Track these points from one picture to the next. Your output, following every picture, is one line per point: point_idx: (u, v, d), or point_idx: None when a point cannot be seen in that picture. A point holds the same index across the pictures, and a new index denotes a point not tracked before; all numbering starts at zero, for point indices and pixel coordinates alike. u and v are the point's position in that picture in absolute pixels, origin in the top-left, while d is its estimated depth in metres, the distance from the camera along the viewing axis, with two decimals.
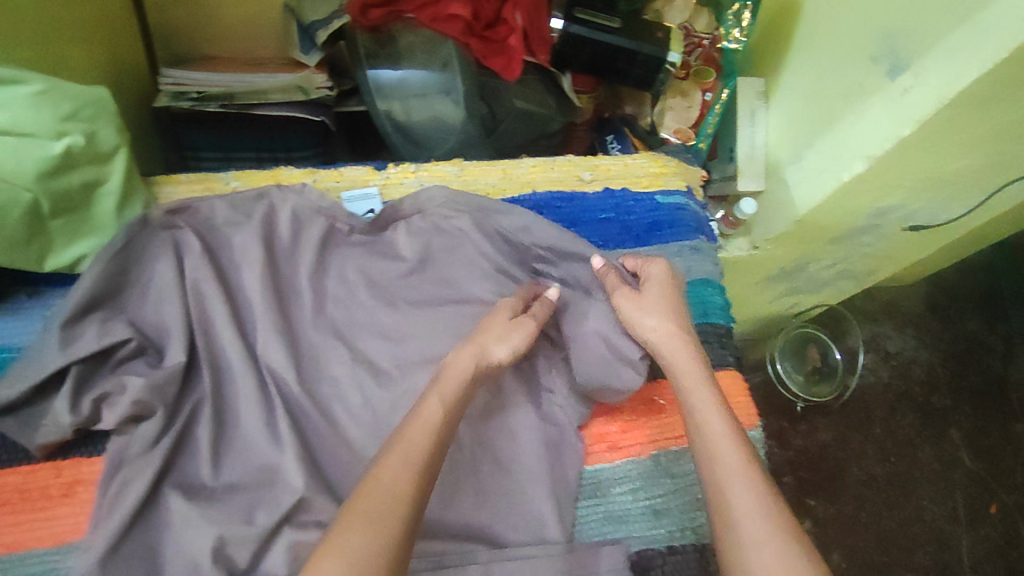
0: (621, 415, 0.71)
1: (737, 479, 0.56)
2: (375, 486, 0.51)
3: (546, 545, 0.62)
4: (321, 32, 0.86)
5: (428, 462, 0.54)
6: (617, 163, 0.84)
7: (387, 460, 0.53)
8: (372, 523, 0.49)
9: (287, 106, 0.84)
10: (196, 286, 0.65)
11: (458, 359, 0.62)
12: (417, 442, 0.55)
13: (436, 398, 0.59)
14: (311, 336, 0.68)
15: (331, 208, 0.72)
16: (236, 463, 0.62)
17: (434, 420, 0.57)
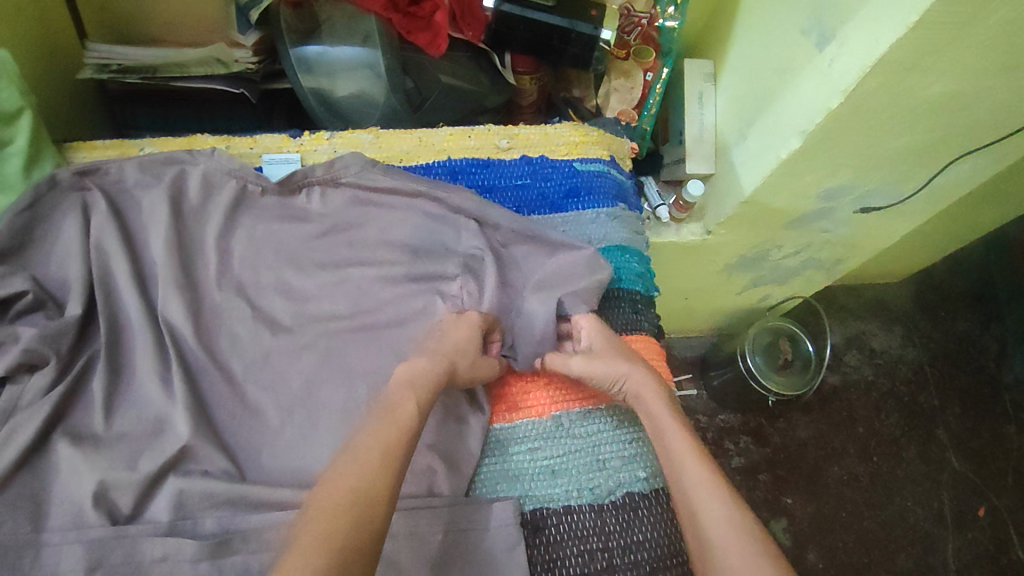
0: (523, 376, 0.74)
1: (708, 492, 0.56)
2: (358, 481, 0.52)
3: (432, 497, 0.62)
4: (253, 11, 0.85)
5: (402, 457, 0.55)
6: (536, 132, 0.87)
7: (364, 456, 0.54)
8: (351, 512, 0.50)
9: (207, 80, 0.87)
10: (100, 243, 0.67)
11: (427, 368, 0.63)
12: (390, 439, 0.56)
13: (411, 397, 0.60)
14: (214, 293, 0.69)
15: (241, 170, 0.73)
16: (129, 413, 0.62)
17: (408, 420, 0.58)
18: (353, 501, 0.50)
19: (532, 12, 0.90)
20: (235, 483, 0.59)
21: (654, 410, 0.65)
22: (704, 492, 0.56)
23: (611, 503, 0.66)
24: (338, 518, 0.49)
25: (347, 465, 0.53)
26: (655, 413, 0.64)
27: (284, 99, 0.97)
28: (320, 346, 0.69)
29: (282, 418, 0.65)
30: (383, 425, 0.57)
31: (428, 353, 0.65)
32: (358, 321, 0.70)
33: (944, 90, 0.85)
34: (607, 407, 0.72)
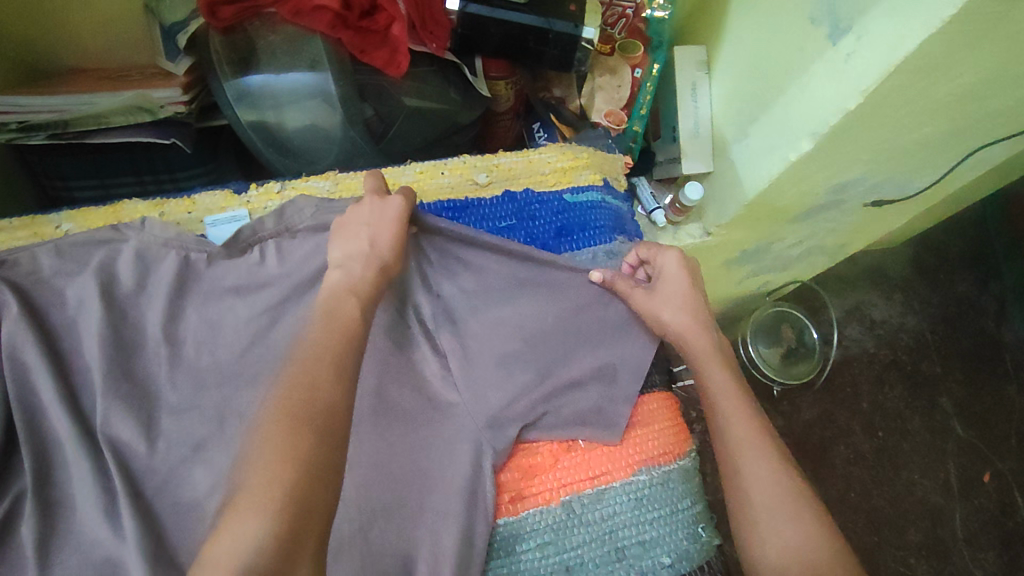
0: (525, 457, 0.64)
1: (755, 456, 0.60)
2: (313, 396, 0.47)
3: None
4: (180, 35, 0.75)
5: (345, 361, 0.50)
6: (519, 160, 0.76)
7: (311, 360, 0.49)
8: (310, 430, 0.45)
9: (131, 130, 0.74)
10: (13, 355, 0.56)
11: (360, 276, 0.58)
12: (334, 343, 0.51)
13: (352, 299, 0.55)
14: (167, 394, 0.59)
15: (180, 238, 0.62)
16: (71, 556, 0.53)
17: (350, 321, 0.53)
18: (311, 414, 0.46)
19: (502, 12, 0.80)
20: None
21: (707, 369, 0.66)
22: (750, 455, 0.60)
23: None
24: (296, 434, 0.45)
25: (298, 375, 0.48)
26: (753, 453, 0.60)
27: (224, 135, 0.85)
28: None
29: None
30: (322, 332, 0.52)
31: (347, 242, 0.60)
32: None
33: (976, 78, 0.75)
34: (622, 483, 0.64)
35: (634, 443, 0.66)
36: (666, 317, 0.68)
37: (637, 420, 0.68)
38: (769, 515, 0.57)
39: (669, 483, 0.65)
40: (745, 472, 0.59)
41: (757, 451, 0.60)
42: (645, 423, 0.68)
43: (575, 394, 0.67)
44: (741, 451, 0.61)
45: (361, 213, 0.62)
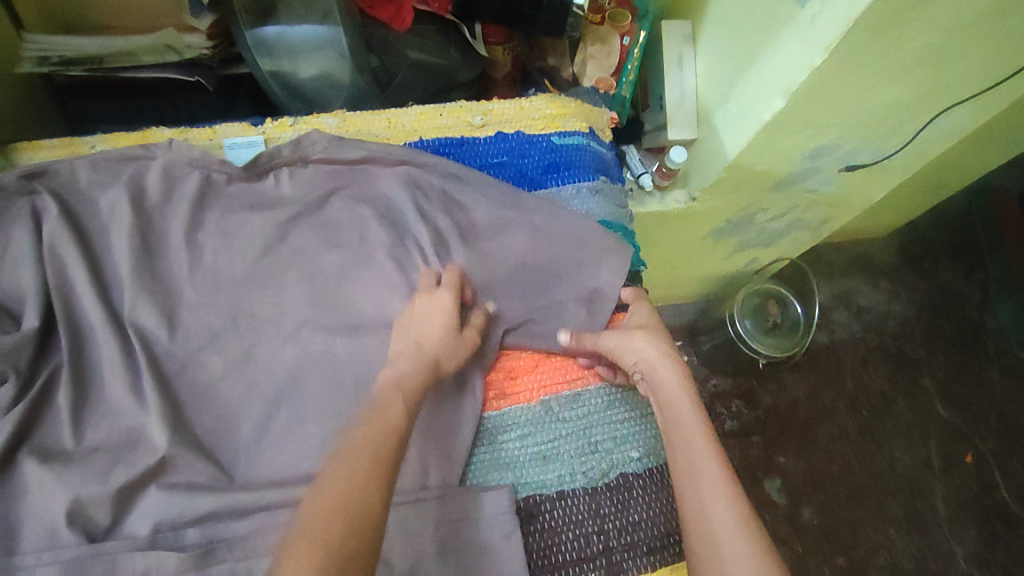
0: (512, 359, 0.72)
1: (716, 500, 0.53)
2: (349, 492, 0.48)
3: (423, 492, 0.61)
4: None
5: (387, 455, 0.52)
6: (510, 106, 0.83)
7: (351, 457, 0.51)
8: (348, 517, 0.47)
9: (159, 68, 0.81)
10: (53, 249, 0.63)
11: (411, 369, 0.60)
12: (379, 439, 0.53)
13: (398, 397, 0.57)
14: (189, 292, 0.66)
15: (204, 158, 0.69)
16: (100, 425, 0.59)
17: (398, 420, 0.55)
18: (346, 507, 0.47)
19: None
20: (222, 492, 0.58)
21: (677, 407, 0.61)
22: (711, 500, 0.53)
23: (604, 486, 0.67)
24: (329, 527, 0.46)
25: (337, 469, 0.50)
26: (716, 494, 0.53)
27: (245, 83, 0.91)
28: (303, 336, 0.66)
29: (265, 418, 0.63)
30: (368, 425, 0.54)
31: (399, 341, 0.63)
32: (341, 317, 0.68)
33: (932, 40, 0.82)
34: (596, 386, 0.71)
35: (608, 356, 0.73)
36: (637, 339, 0.67)
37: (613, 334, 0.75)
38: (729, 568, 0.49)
39: (638, 388, 0.72)
40: (706, 516, 0.52)
41: (721, 495, 0.53)
42: None
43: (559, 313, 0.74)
44: (695, 494, 0.54)
45: (415, 318, 0.65)
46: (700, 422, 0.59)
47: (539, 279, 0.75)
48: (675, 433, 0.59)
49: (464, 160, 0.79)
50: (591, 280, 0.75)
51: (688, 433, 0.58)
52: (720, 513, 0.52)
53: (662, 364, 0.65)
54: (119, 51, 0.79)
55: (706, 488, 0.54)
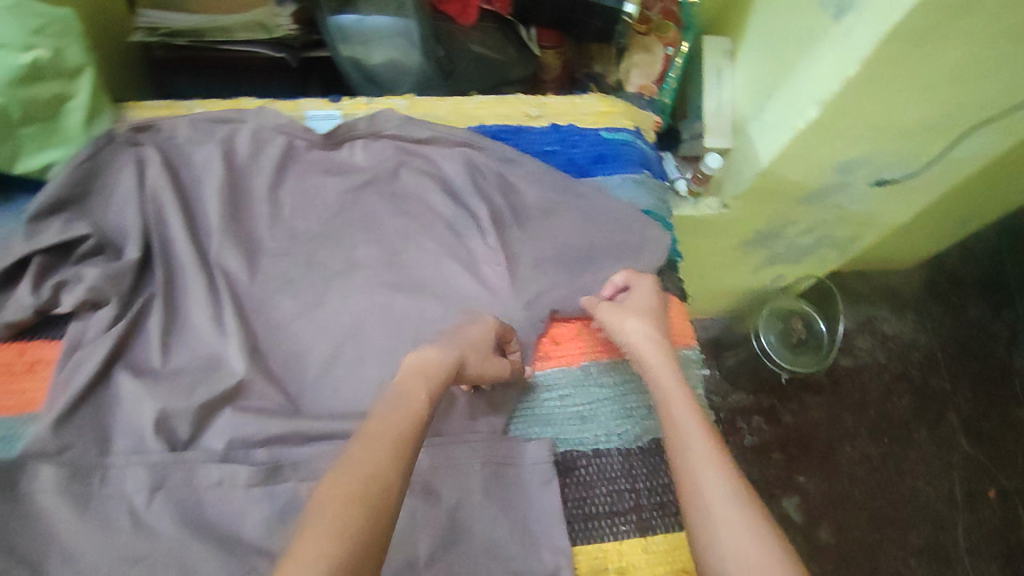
0: (558, 326, 0.76)
1: (709, 465, 0.54)
2: (370, 480, 0.48)
3: (471, 437, 0.65)
4: None
5: (404, 445, 0.52)
6: (564, 101, 0.88)
7: (374, 442, 0.51)
8: (362, 501, 0.47)
9: (251, 44, 0.90)
10: (154, 193, 0.70)
11: (438, 359, 0.61)
12: (400, 426, 0.53)
13: (422, 384, 0.57)
14: (270, 242, 0.73)
15: (289, 125, 0.77)
16: (186, 350, 0.65)
17: (420, 407, 0.55)
18: (364, 492, 0.47)
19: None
20: (290, 420, 0.63)
21: (664, 384, 0.63)
22: (702, 463, 0.54)
23: (638, 448, 0.70)
24: (344, 508, 0.46)
25: (360, 455, 0.50)
26: (707, 461, 0.54)
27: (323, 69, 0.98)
28: (368, 289, 0.72)
29: (331, 361, 0.68)
30: (392, 413, 0.54)
31: (436, 352, 0.62)
32: (404, 277, 0.74)
33: (962, 58, 0.86)
34: None
35: None
36: (629, 323, 0.70)
37: None
38: (722, 533, 0.49)
39: (673, 362, 0.76)
40: (698, 481, 0.53)
41: (712, 461, 0.54)
42: None
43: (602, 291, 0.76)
44: (686, 460, 0.55)
45: (455, 328, 0.65)
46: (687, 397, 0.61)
47: (585, 255, 0.79)
48: (666, 410, 0.60)
49: (519, 145, 0.84)
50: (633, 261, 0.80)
51: (677, 405, 0.60)
52: (714, 478, 0.53)
53: (652, 347, 0.67)
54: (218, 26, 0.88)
55: (696, 454, 0.55)
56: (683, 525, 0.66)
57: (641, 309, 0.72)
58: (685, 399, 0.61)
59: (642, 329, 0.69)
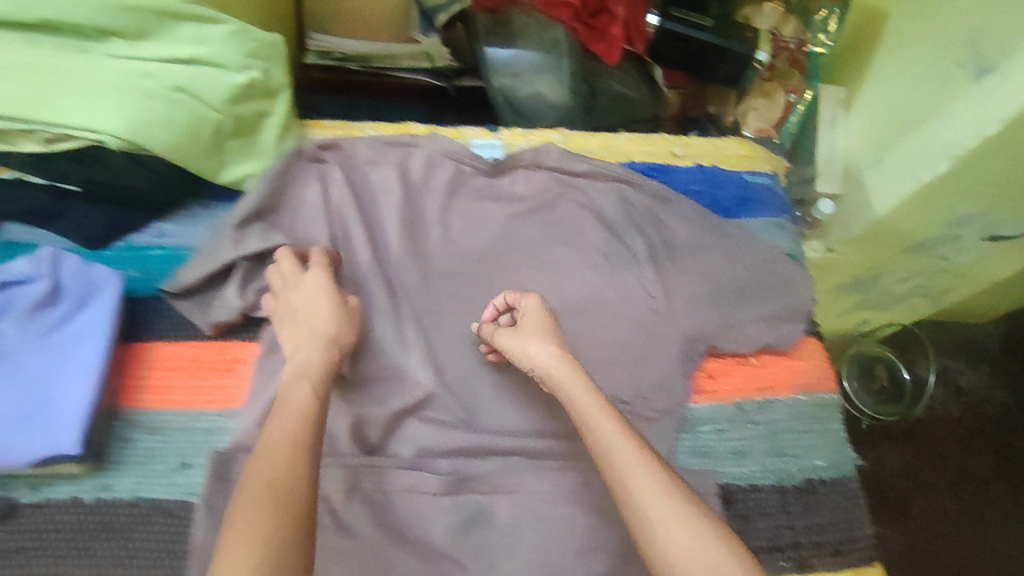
0: (713, 363, 0.78)
1: (675, 524, 0.49)
2: (281, 479, 0.49)
3: None
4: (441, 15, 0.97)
5: (309, 443, 0.53)
6: (708, 143, 0.92)
7: (275, 451, 0.51)
8: (273, 501, 0.48)
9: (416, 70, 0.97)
10: (339, 209, 0.76)
11: (309, 353, 0.60)
12: (295, 429, 0.53)
13: (304, 382, 0.57)
14: (440, 260, 0.77)
15: (459, 152, 0.81)
16: (371, 359, 0.70)
17: (306, 403, 0.56)
18: (282, 488, 0.49)
19: (690, 30, 1.04)
20: (466, 433, 0.69)
21: (599, 428, 0.56)
22: (657, 523, 0.49)
23: (792, 486, 0.74)
24: (266, 511, 0.47)
25: (261, 466, 0.50)
26: (671, 517, 0.49)
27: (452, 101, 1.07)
28: (533, 311, 0.77)
29: (497, 378, 0.72)
30: (282, 421, 0.54)
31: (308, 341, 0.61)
32: (564, 303, 0.77)
33: None
34: (785, 398, 0.78)
35: (796, 373, 0.79)
36: (536, 348, 0.64)
37: (802, 353, 0.81)
38: None
39: (823, 405, 0.78)
40: (658, 545, 0.49)
41: (683, 516, 0.49)
42: (807, 358, 0.81)
43: (753, 333, 0.79)
44: (644, 524, 0.50)
45: (292, 306, 0.65)
46: (628, 432, 0.55)
47: (732, 295, 0.81)
48: (604, 456, 0.54)
49: (670, 183, 0.87)
50: (779, 303, 0.82)
51: (624, 448, 0.53)
52: (682, 543, 0.48)
53: (558, 373, 0.61)
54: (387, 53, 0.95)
55: (655, 514, 0.50)
56: (839, 564, 0.71)
57: (543, 327, 0.66)
58: (603, 410, 0.57)
59: (550, 354, 0.63)
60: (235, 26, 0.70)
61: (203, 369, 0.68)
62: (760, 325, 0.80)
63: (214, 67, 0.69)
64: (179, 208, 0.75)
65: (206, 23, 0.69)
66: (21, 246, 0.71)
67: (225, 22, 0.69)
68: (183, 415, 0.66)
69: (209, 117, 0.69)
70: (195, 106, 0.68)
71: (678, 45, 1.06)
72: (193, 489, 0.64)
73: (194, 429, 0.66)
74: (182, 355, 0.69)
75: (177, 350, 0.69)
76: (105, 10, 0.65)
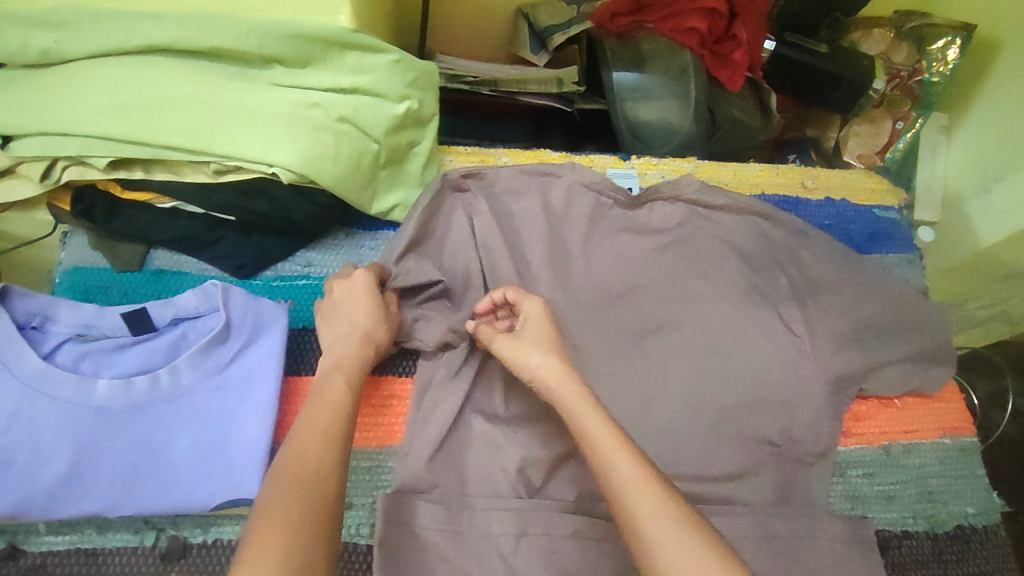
0: (858, 405, 0.77)
1: (670, 544, 0.44)
2: (307, 465, 0.49)
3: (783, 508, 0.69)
4: (558, 36, 0.96)
5: (343, 437, 0.53)
6: (836, 175, 0.91)
7: (303, 442, 0.51)
8: (303, 492, 0.47)
9: (544, 95, 0.93)
10: (486, 242, 0.75)
11: (350, 349, 0.61)
12: (323, 421, 0.53)
13: (338, 378, 0.58)
14: (585, 294, 0.77)
15: (600, 183, 0.79)
16: (525, 399, 0.69)
17: (339, 396, 0.56)
18: (306, 472, 0.49)
19: (806, 56, 1.03)
20: None
21: (599, 439, 0.52)
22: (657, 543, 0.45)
23: (944, 534, 0.73)
24: (305, 503, 0.46)
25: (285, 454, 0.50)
26: (677, 538, 0.45)
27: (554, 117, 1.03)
28: (679, 348, 0.76)
29: (646, 414, 0.73)
30: (316, 412, 0.54)
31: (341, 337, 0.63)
32: (709, 343, 0.76)
33: None
34: (930, 442, 0.77)
35: (939, 417, 0.78)
36: (532, 361, 0.60)
37: (942, 396, 0.80)
38: None
39: (967, 450, 0.77)
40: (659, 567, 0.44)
41: (679, 530, 0.45)
42: (948, 401, 0.80)
43: (897, 376, 0.78)
44: (646, 545, 0.45)
45: (337, 303, 0.65)
46: (631, 446, 0.51)
47: (875, 334, 0.79)
48: (604, 469, 0.50)
49: (804, 216, 0.86)
50: (924, 344, 0.80)
51: (622, 460, 0.50)
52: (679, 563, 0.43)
53: (559, 385, 0.58)
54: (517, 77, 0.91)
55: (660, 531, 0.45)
56: None
57: (546, 332, 0.63)
58: (603, 423, 0.53)
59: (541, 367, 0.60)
60: (398, 55, 0.68)
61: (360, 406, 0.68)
62: (903, 368, 0.78)
63: (376, 97, 0.68)
64: (326, 236, 0.75)
65: (369, 52, 0.67)
66: (169, 275, 0.71)
67: (388, 51, 0.68)
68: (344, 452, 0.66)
69: (370, 148, 0.68)
70: (359, 138, 0.67)
71: (792, 70, 1.05)
72: (360, 531, 0.63)
73: (354, 466, 0.66)
74: None
75: None
76: (273, 36, 0.64)
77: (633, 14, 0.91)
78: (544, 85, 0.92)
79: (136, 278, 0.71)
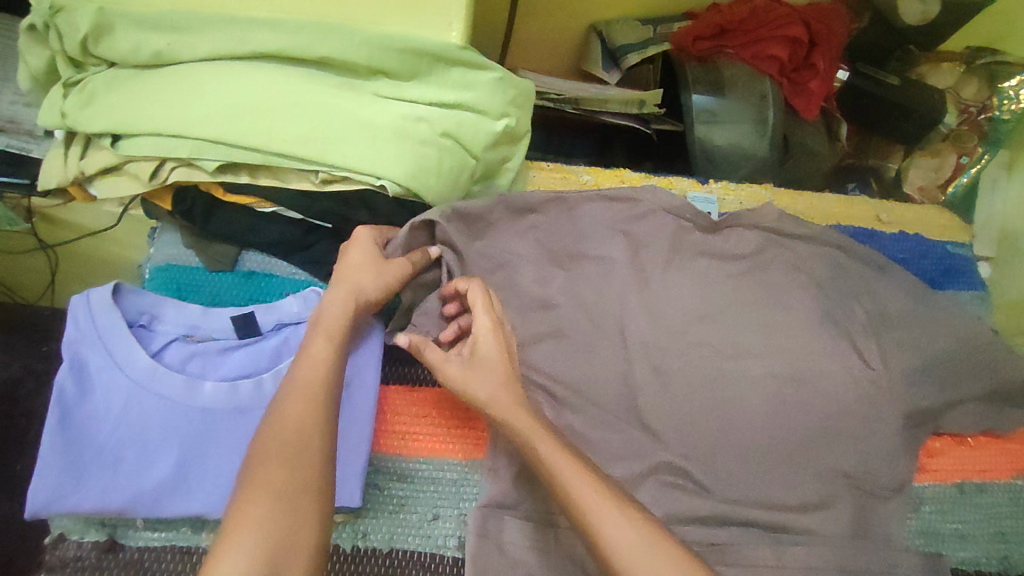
0: (932, 441, 0.78)
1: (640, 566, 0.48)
2: (295, 439, 0.51)
3: (858, 541, 0.70)
4: (633, 55, 0.96)
5: (328, 400, 0.54)
6: (909, 210, 0.93)
7: (287, 414, 0.52)
8: (291, 460, 0.49)
9: (623, 116, 0.95)
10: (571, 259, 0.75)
11: (340, 307, 0.61)
12: (311, 390, 0.54)
13: (322, 338, 0.58)
14: (667, 316, 0.76)
15: (680, 208, 0.80)
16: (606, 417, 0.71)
17: (325, 361, 0.56)
18: (295, 448, 0.50)
19: (880, 88, 1.04)
20: (705, 500, 0.69)
21: (556, 461, 0.54)
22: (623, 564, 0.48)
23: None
24: (294, 472, 0.49)
25: (270, 432, 0.51)
26: (647, 561, 0.48)
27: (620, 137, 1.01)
28: (757, 376, 0.74)
29: (726, 441, 0.71)
30: (299, 376, 0.55)
31: (336, 290, 0.63)
32: (790, 370, 0.75)
33: None
34: (1004, 483, 0.77)
35: (1012, 458, 0.78)
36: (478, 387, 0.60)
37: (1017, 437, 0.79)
38: None
39: None
40: None
41: (650, 556, 0.48)
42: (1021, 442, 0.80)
43: (971, 414, 0.78)
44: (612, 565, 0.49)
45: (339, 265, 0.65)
46: (589, 470, 0.53)
47: (954, 372, 0.78)
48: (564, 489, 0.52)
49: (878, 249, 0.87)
50: (1003, 384, 0.79)
51: (584, 487, 0.52)
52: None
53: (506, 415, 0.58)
54: (597, 97, 0.93)
55: (626, 554, 0.49)
56: None
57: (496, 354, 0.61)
58: (559, 450, 0.55)
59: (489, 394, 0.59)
60: (500, 73, 0.69)
61: (447, 417, 0.69)
62: (978, 407, 0.78)
63: (476, 114, 0.69)
64: None
65: (475, 69, 0.68)
66: (260, 276, 0.73)
67: (492, 68, 0.69)
68: (432, 461, 0.67)
69: (468, 165, 0.69)
70: (459, 155, 0.68)
71: (862, 100, 1.07)
72: (447, 542, 0.63)
73: (441, 476, 0.66)
74: (427, 402, 0.69)
75: (423, 395, 0.70)
76: (384, 49, 0.65)
77: (714, 39, 0.95)
78: (624, 105, 0.94)
79: (226, 278, 0.73)
